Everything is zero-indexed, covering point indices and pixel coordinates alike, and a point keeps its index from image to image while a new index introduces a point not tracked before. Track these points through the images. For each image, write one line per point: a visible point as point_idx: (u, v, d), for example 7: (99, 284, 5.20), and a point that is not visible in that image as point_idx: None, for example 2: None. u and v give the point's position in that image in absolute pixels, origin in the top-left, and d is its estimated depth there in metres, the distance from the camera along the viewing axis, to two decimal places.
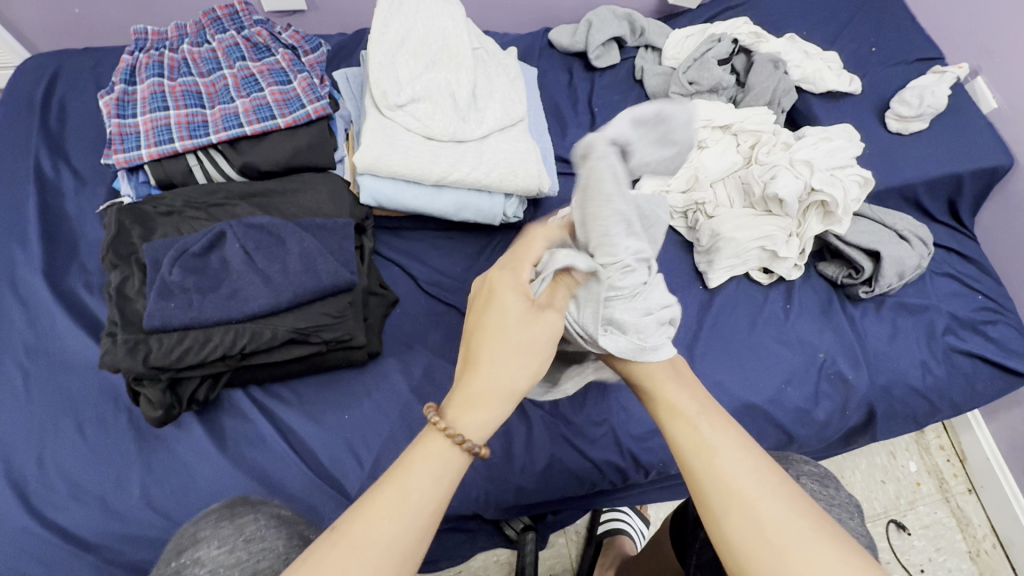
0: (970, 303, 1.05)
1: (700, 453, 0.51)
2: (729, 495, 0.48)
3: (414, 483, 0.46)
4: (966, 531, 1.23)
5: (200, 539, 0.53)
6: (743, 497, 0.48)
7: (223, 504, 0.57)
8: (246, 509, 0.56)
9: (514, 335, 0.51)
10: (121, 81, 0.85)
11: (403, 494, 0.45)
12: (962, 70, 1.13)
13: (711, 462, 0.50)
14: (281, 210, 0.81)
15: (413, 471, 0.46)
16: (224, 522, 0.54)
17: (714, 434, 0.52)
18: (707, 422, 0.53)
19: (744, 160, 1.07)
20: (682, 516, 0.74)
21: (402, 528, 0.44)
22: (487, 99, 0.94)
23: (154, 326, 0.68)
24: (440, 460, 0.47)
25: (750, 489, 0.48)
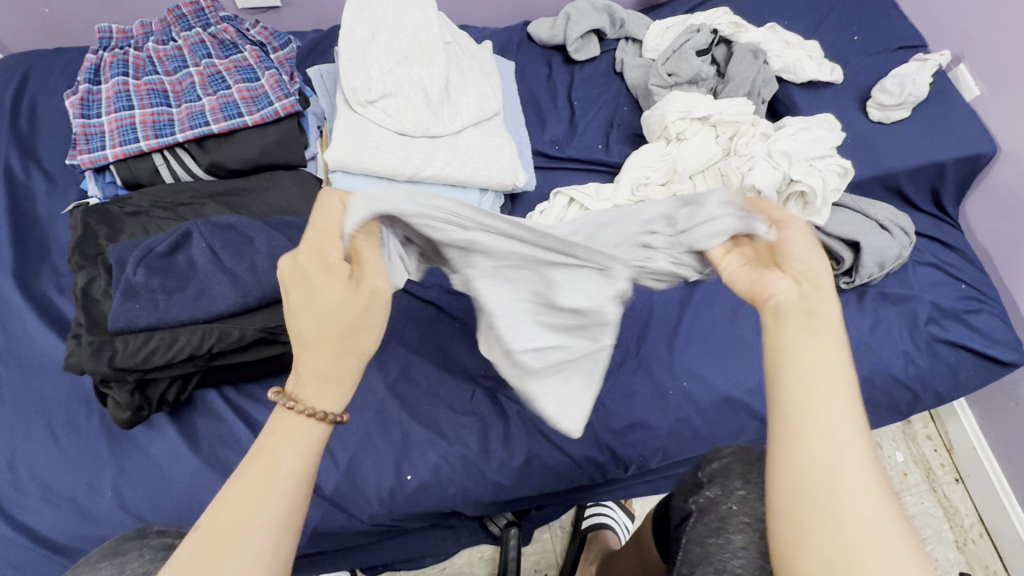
0: (953, 292, 1.05)
1: (798, 376, 0.45)
2: (806, 448, 0.42)
3: (281, 464, 0.45)
4: (953, 520, 1.23)
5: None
6: (829, 462, 0.41)
7: (112, 542, 0.54)
8: (133, 545, 0.52)
9: (332, 332, 0.49)
10: (86, 80, 0.84)
11: (266, 479, 0.44)
12: (943, 58, 1.12)
13: (813, 413, 0.43)
14: (250, 208, 0.80)
15: (279, 453, 0.45)
16: (106, 562, 0.50)
17: (828, 386, 0.44)
18: (842, 383, 0.44)
19: (723, 151, 1.06)
20: (666, 514, 0.72)
21: (268, 529, 0.42)
22: (460, 94, 0.94)
23: (119, 327, 0.68)
24: (301, 438, 0.47)
25: (845, 456, 0.41)
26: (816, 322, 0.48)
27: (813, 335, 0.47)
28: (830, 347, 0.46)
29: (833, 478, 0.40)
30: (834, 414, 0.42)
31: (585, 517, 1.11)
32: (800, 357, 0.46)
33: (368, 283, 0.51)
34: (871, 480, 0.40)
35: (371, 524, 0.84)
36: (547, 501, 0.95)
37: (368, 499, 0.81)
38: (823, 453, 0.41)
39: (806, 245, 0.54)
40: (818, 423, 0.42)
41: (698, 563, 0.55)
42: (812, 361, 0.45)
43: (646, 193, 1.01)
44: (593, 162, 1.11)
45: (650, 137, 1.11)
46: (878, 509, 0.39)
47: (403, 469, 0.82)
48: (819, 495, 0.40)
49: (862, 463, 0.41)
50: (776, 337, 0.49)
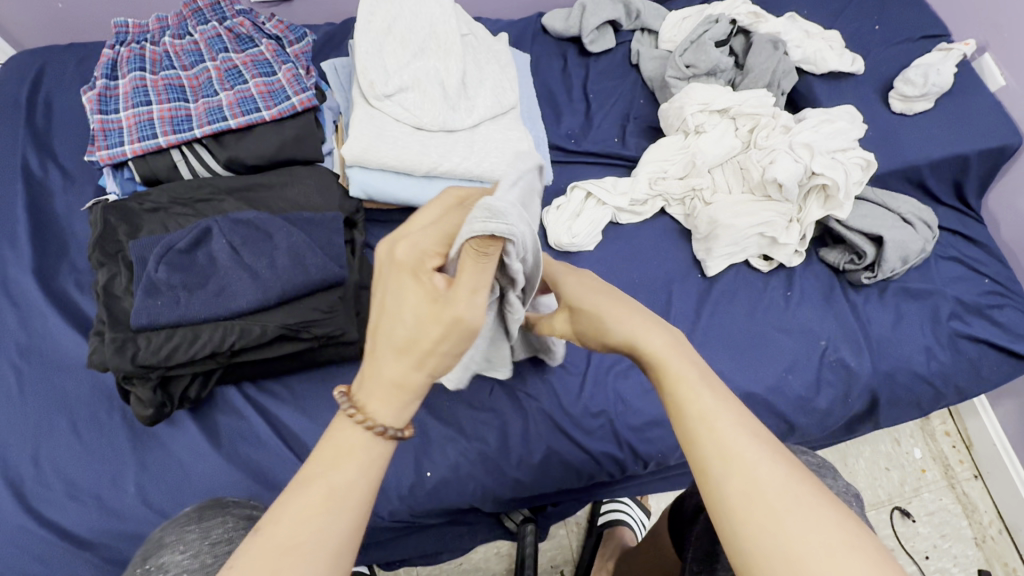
0: (976, 287, 1.03)
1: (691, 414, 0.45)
2: (732, 484, 0.42)
3: (342, 477, 0.44)
4: (972, 517, 1.22)
5: (166, 544, 0.54)
6: (753, 487, 0.41)
7: (192, 508, 0.59)
8: (214, 513, 0.57)
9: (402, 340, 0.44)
10: (103, 76, 0.84)
11: (330, 493, 0.43)
12: (968, 47, 1.09)
13: (718, 445, 0.43)
14: (268, 204, 0.80)
15: (341, 466, 0.44)
16: (191, 527, 0.55)
17: (714, 406, 0.46)
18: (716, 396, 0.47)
19: (742, 145, 1.04)
20: (680, 510, 0.72)
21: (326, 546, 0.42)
22: (477, 87, 0.92)
23: (142, 324, 0.68)
24: (362, 451, 0.45)
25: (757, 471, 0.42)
26: (669, 363, 0.49)
27: (683, 375, 0.48)
28: (692, 374, 0.48)
29: (766, 500, 0.40)
30: (734, 441, 0.43)
31: (601, 513, 1.11)
32: (677, 403, 0.47)
33: (454, 303, 0.43)
34: (783, 475, 0.42)
35: (390, 521, 0.84)
36: (564, 497, 0.95)
37: (388, 496, 0.81)
38: (740, 482, 0.42)
39: (607, 301, 0.56)
40: (730, 453, 0.43)
41: (713, 560, 0.58)
42: (683, 392, 0.47)
43: (664, 186, 1.01)
44: (609, 155, 1.10)
45: (667, 130, 1.10)
46: (813, 516, 0.39)
47: (422, 466, 0.82)
48: (765, 532, 0.39)
49: (780, 468, 0.42)
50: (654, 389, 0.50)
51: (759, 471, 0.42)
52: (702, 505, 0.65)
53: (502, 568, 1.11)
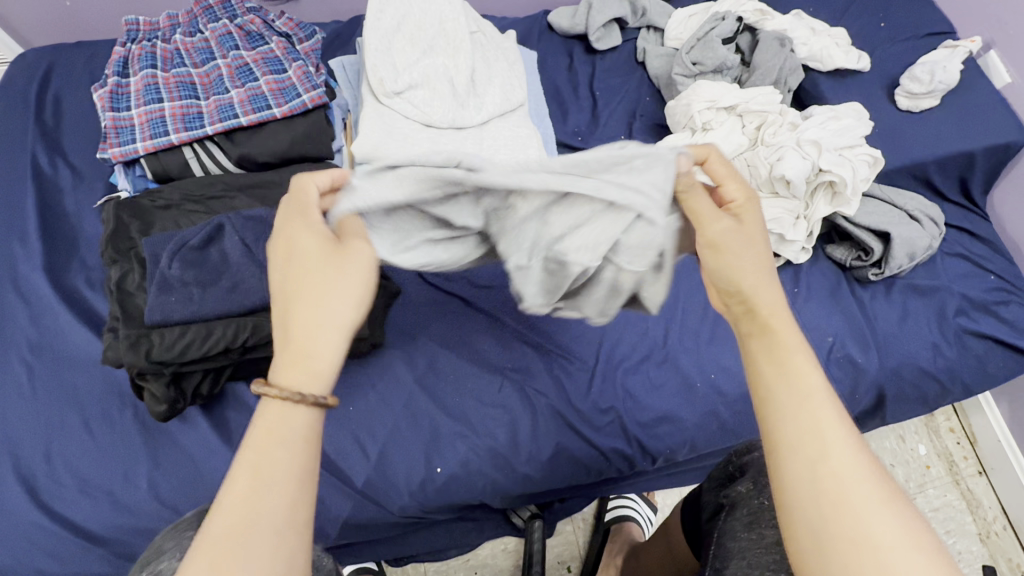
0: (982, 283, 1.03)
1: (793, 392, 0.48)
2: (813, 464, 0.44)
3: (278, 456, 0.45)
4: (977, 513, 1.22)
5: (165, 551, 0.55)
6: (832, 477, 0.43)
7: (191, 514, 0.59)
8: None
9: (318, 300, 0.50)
10: (114, 73, 0.84)
11: (259, 472, 0.44)
12: (974, 44, 1.09)
13: (811, 425, 0.46)
14: (279, 201, 0.80)
15: (276, 444, 0.46)
16: (189, 532, 0.56)
17: (820, 395, 0.47)
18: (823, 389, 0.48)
19: (750, 142, 1.05)
20: (696, 506, 0.72)
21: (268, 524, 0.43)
22: (486, 85, 0.93)
23: (156, 320, 0.68)
24: (295, 426, 0.47)
25: (840, 460, 0.44)
26: (765, 336, 0.51)
27: (787, 354, 0.50)
28: (796, 352, 0.50)
29: (842, 488, 0.43)
30: (826, 426, 0.46)
31: (608, 509, 1.12)
32: (783, 382, 0.48)
33: (354, 258, 0.52)
34: (864, 473, 0.44)
35: (400, 516, 0.84)
36: (572, 494, 0.95)
37: (398, 492, 0.82)
38: (824, 464, 0.44)
39: (745, 242, 0.55)
40: (818, 435, 0.45)
41: (732, 558, 0.57)
42: (795, 373, 0.48)
43: None
44: None
45: (674, 127, 1.10)
46: (885, 511, 0.42)
47: (433, 462, 0.82)
48: (832, 514, 0.42)
49: (861, 463, 0.44)
50: (752, 355, 0.52)
51: (842, 460, 0.44)
52: (721, 503, 0.64)
53: (509, 564, 1.11)
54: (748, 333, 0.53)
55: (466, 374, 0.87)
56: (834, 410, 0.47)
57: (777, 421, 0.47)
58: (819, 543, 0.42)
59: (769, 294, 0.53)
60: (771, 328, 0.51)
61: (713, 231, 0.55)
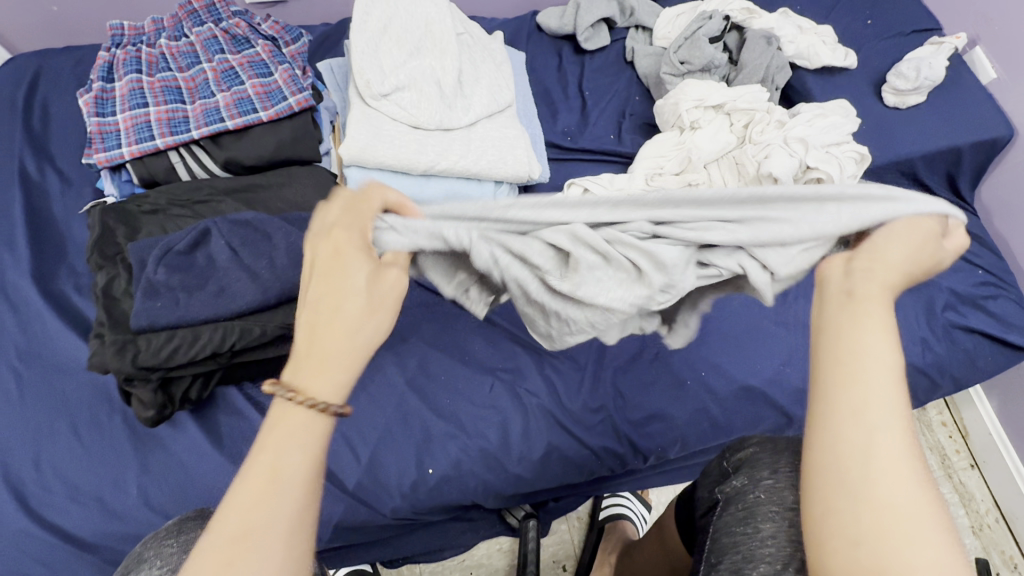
0: (970, 278, 1.04)
1: (851, 361, 0.40)
2: (848, 440, 0.38)
3: (283, 463, 0.43)
4: (969, 506, 1.23)
5: (146, 559, 0.55)
6: (869, 458, 0.37)
7: (173, 522, 0.59)
8: (194, 525, 0.57)
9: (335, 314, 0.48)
10: (99, 78, 0.84)
11: (273, 477, 0.43)
12: (959, 40, 1.10)
13: (859, 398, 0.39)
14: (265, 204, 0.79)
15: (282, 451, 0.44)
16: (169, 541, 0.55)
17: (879, 373, 0.40)
18: (892, 374, 0.40)
19: (738, 140, 1.05)
20: (691, 501, 0.72)
21: (269, 527, 0.41)
22: (473, 86, 0.93)
23: (142, 326, 0.68)
24: (303, 436, 0.45)
25: (883, 443, 0.37)
26: (865, 303, 0.43)
27: (867, 330, 0.41)
28: (872, 326, 0.42)
29: (876, 471, 0.36)
30: (876, 404, 0.38)
31: (603, 508, 1.12)
32: (854, 356, 0.41)
33: (394, 271, 0.52)
34: (905, 463, 0.37)
35: (392, 518, 0.84)
36: (566, 493, 0.95)
37: (390, 494, 0.82)
38: (858, 444, 0.37)
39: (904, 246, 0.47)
40: (860, 412, 0.38)
41: (726, 553, 0.55)
42: (861, 343, 0.41)
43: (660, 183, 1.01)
44: (606, 152, 1.10)
45: (663, 126, 1.11)
46: (915, 499, 0.35)
47: (424, 463, 0.82)
48: (851, 496, 0.36)
49: (904, 453, 0.37)
50: (830, 317, 0.44)
51: (885, 443, 0.37)
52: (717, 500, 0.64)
53: (504, 564, 1.11)
54: (827, 302, 0.45)
55: (456, 375, 0.88)
56: (896, 392, 0.39)
57: (837, 390, 0.40)
58: (827, 515, 0.37)
59: (884, 277, 0.45)
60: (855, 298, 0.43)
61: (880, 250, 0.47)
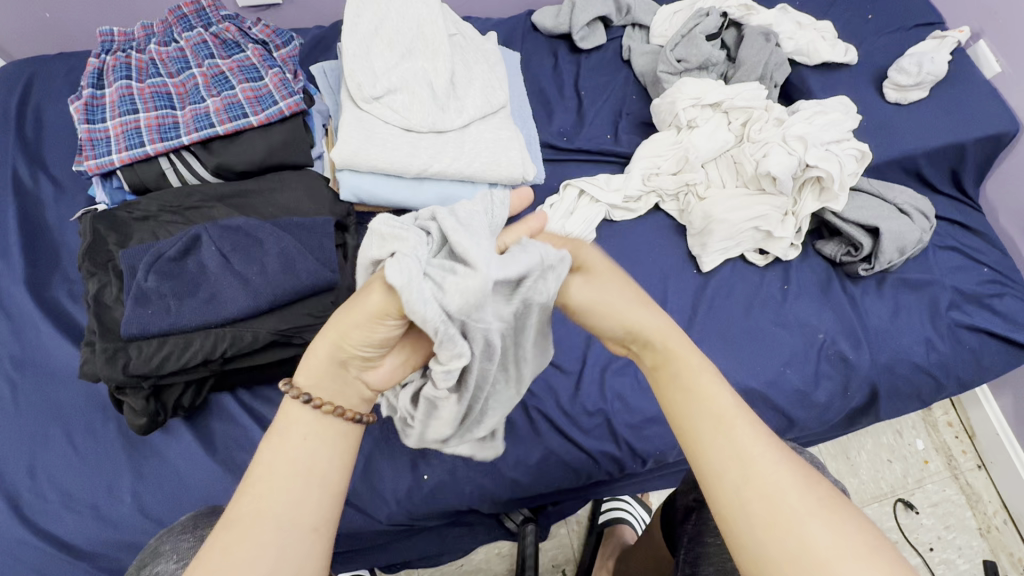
0: (975, 276, 1.02)
1: (707, 416, 0.47)
2: (746, 488, 0.44)
3: (302, 461, 0.47)
4: (976, 508, 1.21)
5: (162, 553, 0.55)
6: (763, 500, 0.43)
7: (188, 517, 0.60)
8: (210, 520, 0.58)
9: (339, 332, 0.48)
10: (89, 85, 0.84)
11: (293, 474, 0.46)
12: (962, 34, 1.08)
13: (732, 448, 0.45)
14: (257, 209, 0.79)
15: (298, 450, 0.47)
16: (186, 535, 0.56)
17: (739, 419, 0.46)
18: (745, 416, 0.47)
19: (736, 138, 1.03)
20: (670, 508, 0.71)
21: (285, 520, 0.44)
22: (466, 87, 0.92)
23: (133, 334, 0.67)
24: (320, 438, 0.48)
25: (769, 482, 0.43)
26: (670, 364, 0.50)
27: (692, 378, 0.49)
28: (703, 373, 0.49)
29: (777, 512, 0.42)
30: (748, 447, 0.45)
31: (602, 511, 1.11)
32: (697, 400, 0.48)
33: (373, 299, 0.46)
34: (794, 489, 0.43)
35: (388, 524, 0.84)
36: (563, 497, 0.95)
37: (385, 500, 0.81)
38: (755, 490, 0.43)
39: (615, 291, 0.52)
40: (741, 460, 0.45)
41: (701, 563, 0.57)
42: (708, 394, 0.48)
43: (658, 182, 1.01)
44: (602, 153, 1.09)
45: (660, 126, 1.10)
46: (820, 520, 0.42)
47: (419, 469, 0.82)
48: (769, 537, 0.42)
49: (790, 480, 0.44)
50: (660, 389, 0.51)
51: (769, 475, 0.44)
52: (691, 506, 0.64)
53: (503, 568, 1.11)
54: (654, 368, 0.51)
55: None
56: (753, 430, 0.46)
57: (704, 455, 0.46)
58: (760, 562, 0.42)
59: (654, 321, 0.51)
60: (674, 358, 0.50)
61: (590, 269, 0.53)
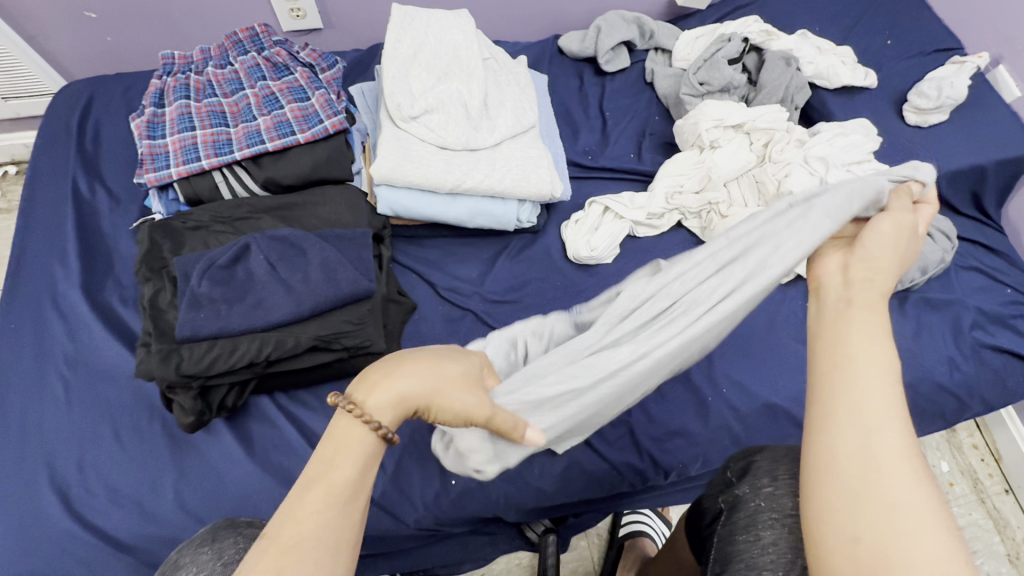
0: (998, 297, 1.03)
1: (852, 365, 0.45)
2: (855, 432, 0.42)
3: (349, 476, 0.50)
4: (1004, 533, 1.19)
5: (183, 565, 0.59)
6: (866, 447, 0.41)
7: (207, 529, 0.63)
8: (228, 533, 0.61)
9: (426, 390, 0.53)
10: (151, 104, 0.90)
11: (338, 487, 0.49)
12: (982, 59, 1.10)
13: (861, 397, 0.44)
14: (302, 221, 0.84)
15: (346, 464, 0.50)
16: (204, 547, 0.59)
17: (876, 377, 0.44)
18: (887, 384, 0.44)
19: (757, 159, 1.06)
20: (697, 514, 0.72)
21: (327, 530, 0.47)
22: (499, 108, 0.96)
23: (186, 335, 0.71)
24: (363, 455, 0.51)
25: (881, 436, 0.42)
26: (858, 312, 0.48)
27: (859, 330, 0.47)
28: (867, 330, 0.47)
29: (873, 461, 0.41)
30: (875, 401, 0.43)
31: (622, 525, 1.12)
32: (847, 351, 0.46)
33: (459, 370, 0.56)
34: (901, 456, 0.41)
35: (416, 529, 0.85)
36: (586, 508, 0.96)
37: (414, 504, 0.84)
38: (863, 439, 0.42)
39: (889, 259, 0.51)
40: (863, 409, 0.43)
41: (731, 561, 0.58)
42: (857, 345, 0.46)
43: (681, 201, 1.03)
44: (626, 171, 1.13)
45: (683, 145, 1.13)
46: (909, 485, 0.40)
47: (447, 474, 0.84)
48: (859, 478, 0.41)
49: (897, 445, 0.41)
50: (826, 327, 0.49)
51: (883, 431, 0.42)
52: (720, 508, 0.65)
53: None
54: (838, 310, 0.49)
55: None
56: (890, 395, 0.44)
57: (835, 391, 0.44)
58: (836, 492, 0.41)
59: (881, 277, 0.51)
60: (853, 303, 0.49)
61: (880, 230, 0.54)
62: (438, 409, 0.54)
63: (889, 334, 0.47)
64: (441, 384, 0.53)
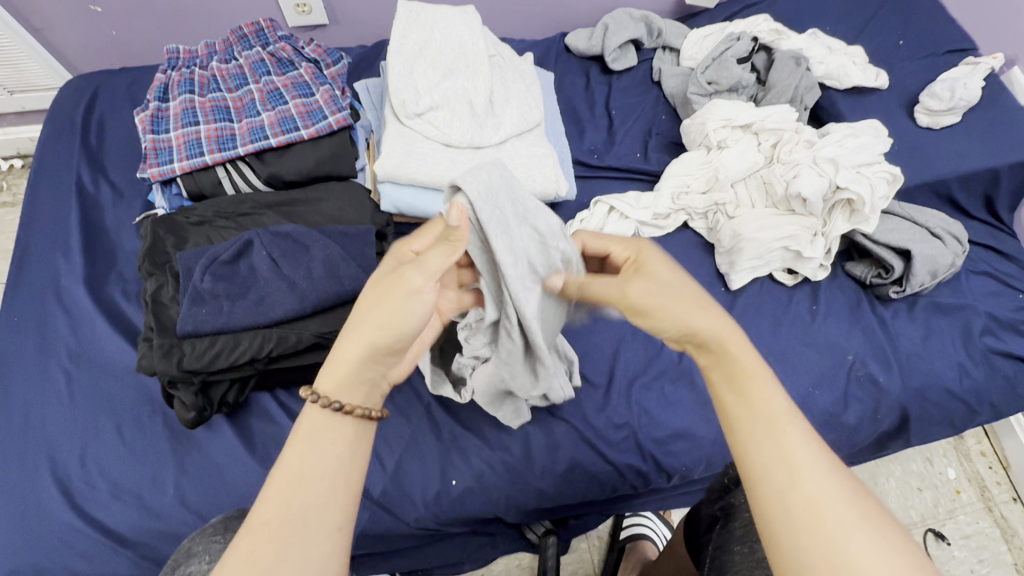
0: (1010, 302, 1.01)
1: (764, 423, 0.47)
2: (789, 489, 0.44)
3: (324, 462, 0.48)
4: (1012, 542, 1.17)
5: (195, 554, 0.59)
6: (806, 502, 0.44)
7: (219, 520, 0.63)
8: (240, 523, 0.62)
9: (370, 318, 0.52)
10: (155, 98, 0.90)
11: (315, 473, 0.48)
12: (996, 61, 1.08)
13: (780, 450, 0.46)
14: (305, 218, 0.83)
15: (320, 451, 0.49)
16: (218, 537, 0.59)
17: (789, 423, 0.47)
18: (792, 425, 0.47)
19: (765, 159, 1.05)
20: (695, 519, 0.71)
21: (309, 520, 0.46)
22: (504, 105, 0.96)
23: (187, 330, 0.71)
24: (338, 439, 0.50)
25: (805, 485, 0.44)
26: (732, 365, 0.51)
27: (750, 379, 0.50)
28: (759, 377, 0.50)
29: (817, 517, 0.43)
30: (795, 450, 0.46)
31: (623, 527, 1.11)
32: (748, 404, 0.48)
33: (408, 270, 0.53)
34: (837, 495, 0.44)
35: (415, 528, 0.85)
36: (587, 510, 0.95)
37: (414, 503, 0.83)
38: (799, 494, 0.44)
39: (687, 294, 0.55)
40: (785, 463, 0.45)
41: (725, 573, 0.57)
42: (755, 395, 0.49)
43: (687, 201, 1.03)
44: (632, 171, 1.12)
45: (689, 145, 1.11)
46: (860, 533, 0.42)
47: (448, 474, 0.84)
48: (809, 537, 0.43)
49: (829, 485, 0.44)
50: (718, 389, 0.51)
51: (813, 480, 0.44)
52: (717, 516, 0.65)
53: None
54: (707, 364, 0.52)
55: None
56: (803, 440, 0.46)
57: (752, 453, 0.47)
58: (796, 556, 0.43)
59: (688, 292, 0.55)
60: (726, 353, 0.51)
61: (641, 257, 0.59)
62: (405, 328, 0.52)
63: (769, 369, 0.51)
64: (390, 304, 0.52)
